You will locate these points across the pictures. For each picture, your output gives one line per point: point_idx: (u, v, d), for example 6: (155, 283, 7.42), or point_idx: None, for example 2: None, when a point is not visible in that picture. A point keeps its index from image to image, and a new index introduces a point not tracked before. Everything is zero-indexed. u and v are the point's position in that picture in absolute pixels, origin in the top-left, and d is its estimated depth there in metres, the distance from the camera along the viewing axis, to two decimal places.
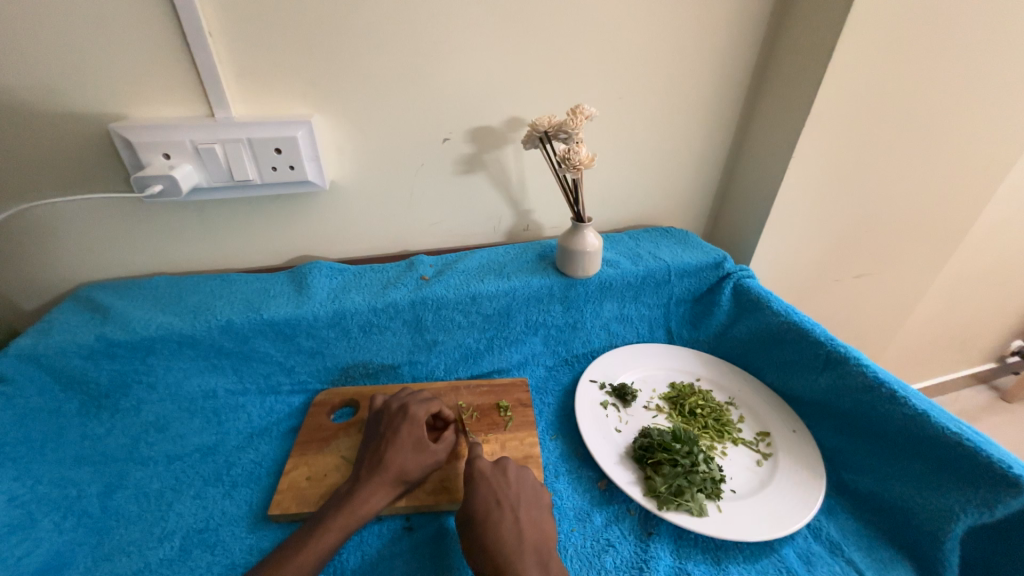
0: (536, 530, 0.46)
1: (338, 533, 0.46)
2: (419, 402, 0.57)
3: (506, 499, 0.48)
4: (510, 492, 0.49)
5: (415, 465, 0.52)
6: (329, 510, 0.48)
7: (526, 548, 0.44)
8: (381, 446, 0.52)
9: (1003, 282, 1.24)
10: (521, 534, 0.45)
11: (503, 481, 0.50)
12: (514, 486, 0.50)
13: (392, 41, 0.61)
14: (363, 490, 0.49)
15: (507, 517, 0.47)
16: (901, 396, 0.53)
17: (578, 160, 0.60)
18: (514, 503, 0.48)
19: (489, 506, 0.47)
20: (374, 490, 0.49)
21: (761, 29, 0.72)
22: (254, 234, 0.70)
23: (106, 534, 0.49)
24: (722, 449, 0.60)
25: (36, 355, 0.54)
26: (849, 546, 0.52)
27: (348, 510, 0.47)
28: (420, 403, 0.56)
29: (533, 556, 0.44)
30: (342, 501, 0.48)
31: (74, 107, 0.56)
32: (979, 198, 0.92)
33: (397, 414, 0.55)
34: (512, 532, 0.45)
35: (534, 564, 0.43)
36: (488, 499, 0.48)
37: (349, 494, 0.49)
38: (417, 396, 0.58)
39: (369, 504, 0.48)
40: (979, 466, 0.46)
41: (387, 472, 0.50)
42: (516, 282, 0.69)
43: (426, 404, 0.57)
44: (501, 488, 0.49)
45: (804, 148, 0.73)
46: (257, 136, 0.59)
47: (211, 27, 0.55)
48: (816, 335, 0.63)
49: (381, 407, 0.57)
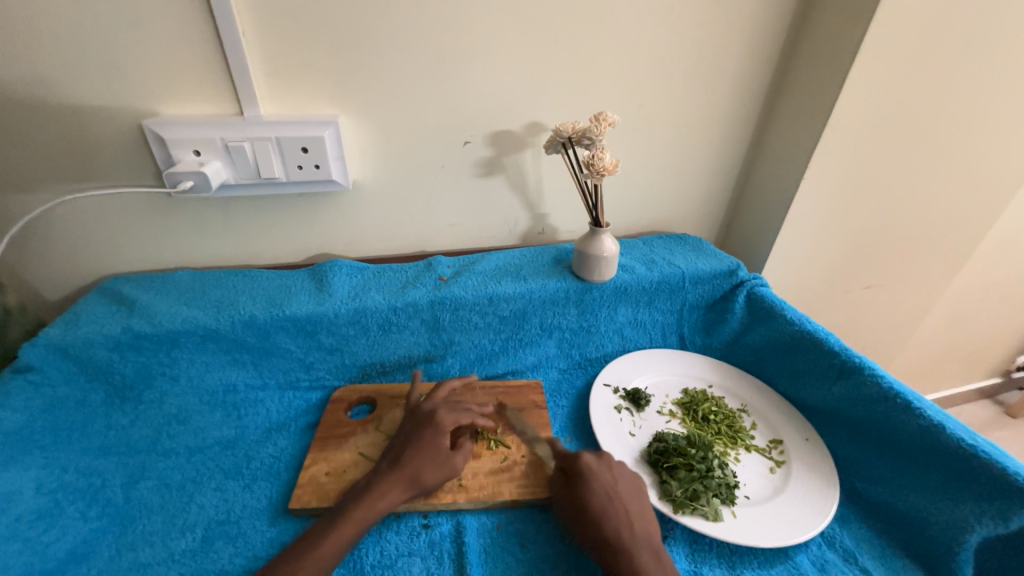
0: (647, 520, 0.49)
1: (356, 527, 0.46)
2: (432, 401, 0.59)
3: (615, 492, 0.50)
4: (620, 485, 0.51)
5: (435, 466, 0.52)
6: (349, 504, 0.48)
7: (640, 539, 0.47)
8: (402, 447, 0.53)
9: (1011, 297, 1.24)
10: (632, 524, 0.48)
11: (615, 477, 0.51)
12: (620, 479, 0.51)
13: (419, 45, 0.62)
14: (379, 485, 0.49)
15: (619, 507, 0.49)
16: (915, 407, 0.54)
17: (602, 166, 0.62)
18: (625, 497, 0.50)
19: (602, 501, 0.49)
20: (389, 485, 0.49)
21: (778, 42, 0.73)
22: (276, 231, 0.70)
23: (129, 524, 0.50)
24: (735, 455, 0.61)
25: (63, 345, 0.55)
26: (862, 555, 0.52)
27: (366, 504, 0.48)
28: (447, 409, 0.56)
29: (648, 547, 0.47)
30: (360, 496, 0.49)
31: (109, 104, 0.57)
32: (990, 213, 0.93)
33: (422, 417, 0.55)
34: (625, 523, 0.48)
35: (650, 557, 0.46)
36: (600, 492, 0.50)
37: (367, 487, 0.49)
38: (429, 396, 0.59)
39: (385, 500, 0.48)
40: (996, 478, 0.47)
41: (405, 470, 0.51)
42: (533, 285, 0.70)
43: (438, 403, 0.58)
44: (609, 481, 0.51)
45: (819, 160, 0.74)
46: (285, 135, 0.61)
47: (245, 28, 0.56)
48: (830, 345, 0.63)
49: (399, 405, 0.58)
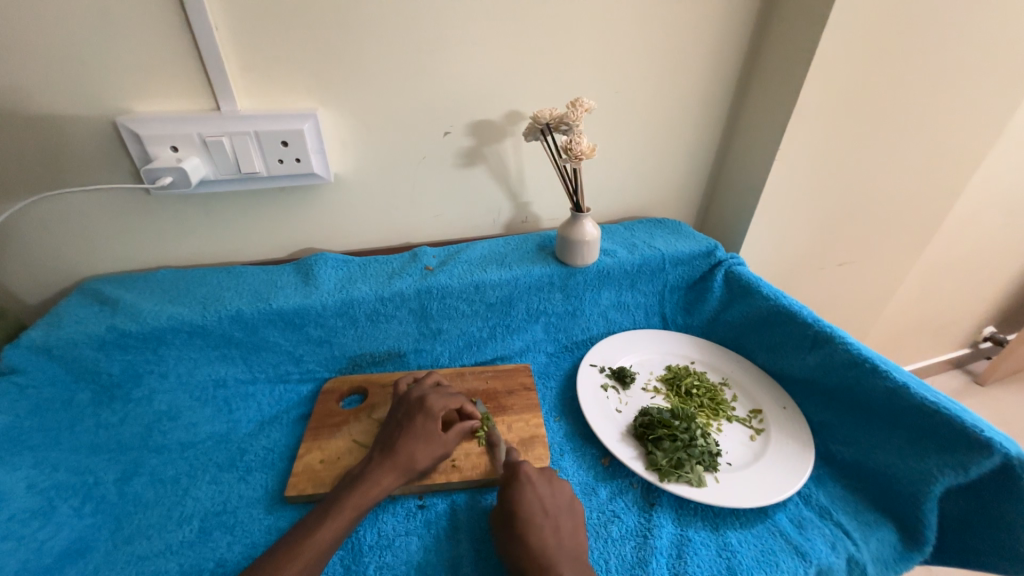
0: (575, 538, 0.48)
1: (351, 514, 0.47)
2: (438, 395, 0.57)
3: (552, 510, 0.49)
4: (555, 500, 0.50)
5: (426, 454, 0.52)
6: (344, 491, 0.49)
7: (564, 557, 0.46)
8: (396, 433, 0.53)
9: (976, 270, 1.30)
10: (559, 542, 0.47)
11: (552, 491, 0.51)
12: (554, 492, 0.51)
13: (396, 37, 0.63)
14: (374, 472, 0.50)
15: (551, 523, 0.48)
16: (882, 370, 0.57)
17: (580, 150, 0.63)
18: (555, 512, 0.49)
19: (533, 513, 0.48)
20: (384, 472, 0.50)
21: (748, 26, 0.75)
22: (259, 227, 0.70)
23: (125, 519, 0.51)
24: (717, 425, 0.63)
25: (46, 346, 0.55)
26: (837, 510, 0.55)
27: (360, 493, 0.48)
28: (438, 394, 0.57)
29: (570, 565, 0.45)
30: (354, 482, 0.49)
31: (81, 103, 0.56)
32: (953, 189, 0.97)
33: (414, 404, 0.56)
34: (553, 540, 0.47)
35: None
36: (535, 502, 0.49)
37: (361, 476, 0.50)
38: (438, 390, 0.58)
39: (380, 486, 0.49)
40: (956, 431, 0.50)
41: (398, 459, 0.51)
42: (518, 271, 0.71)
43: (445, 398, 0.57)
44: (544, 493, 0.50)
45: (789, 141, 0.76)
46: (264, 129, 0.61)
47: (218, 22, 0.56)
48: (804, 316, 0.66)
49: (404, 395, 0.58)
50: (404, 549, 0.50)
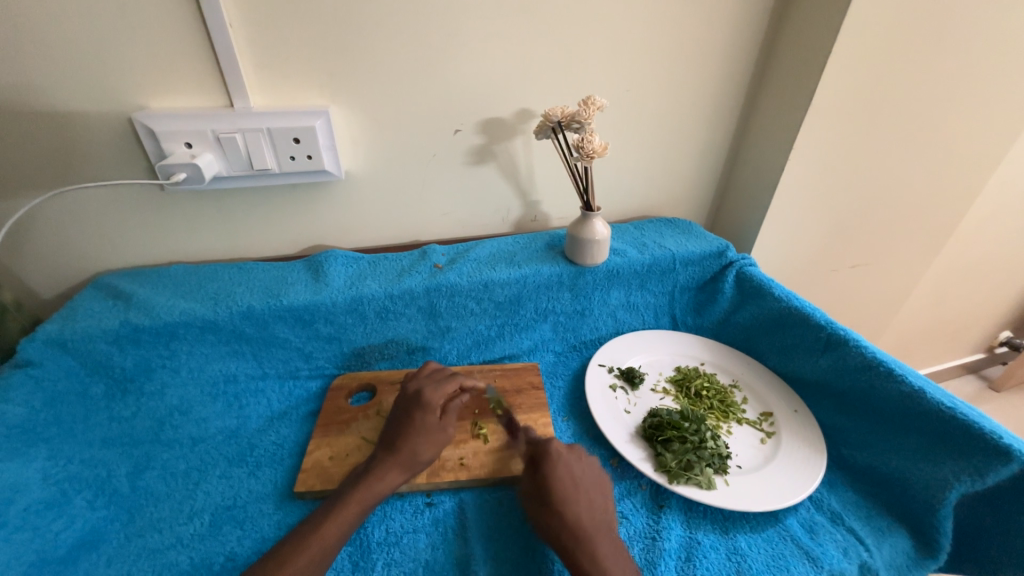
0: (606, 515, 0.49)
1: (354, 511, 0.47)
2: (433, 386, 0.57)
3: (583, 485, 0.50)
4: (585, 475, 0.51)
5: (426, 448, 0.53)
6: (347, 489, 0.50)
7: (600, 531, 0.47)
8: (396, 428, 0.54)
9: (993, 273, 1.28)
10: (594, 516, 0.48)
11: (582, 468, 0.52)
12: (584, 469, 0.52)
13: (408, 34, 0.63)
14: (375, 469, 0.51)
15: (583, 498, 0.49)
16: (897, 374, 0.56)
17: (591, 149, 0.63)
18: (588, 489, 0.50)
19: (568, 490, 0.49)
20: (385, 468, 0.51)
21: (763, 24, 0.74)
22: (269, 223, 0.71)
23: (137, 512, 0.51)
24: (727, 428, 0.63)
25: (61, 340, 0.56)
26: (849, 516, 0.54)
27: (362, 490, 0.49)
28: (435, 388, 0.57)
29: (608, 540, 0.46)
30: (357, 480, 0.50)
31: (97, 100, 0.57)
32: (972, 190, 0.95)
33: (412, 396, 0.56)
34: (588, 515, 0.47)
35: (609, 550, 0.45)
36: (568, 478, 0.50)
37: (363, 473, 0.51)
38: (433, 379, 0.58)
39: (382, 482, 0.50)
40: (973, 438, 0.49)
41: (398, 454, 0.52)
42: (527, 270, 0.71)
43: (441, 388, 0.57)
44: (575, 470, 0.51)
45: (803, 141, 0.75)
46: (276, 126, 0.61)
47: (232, 20, 0.56)
48: (817, 319, 0.65)
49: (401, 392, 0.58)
50: (411, 546, 0.50)
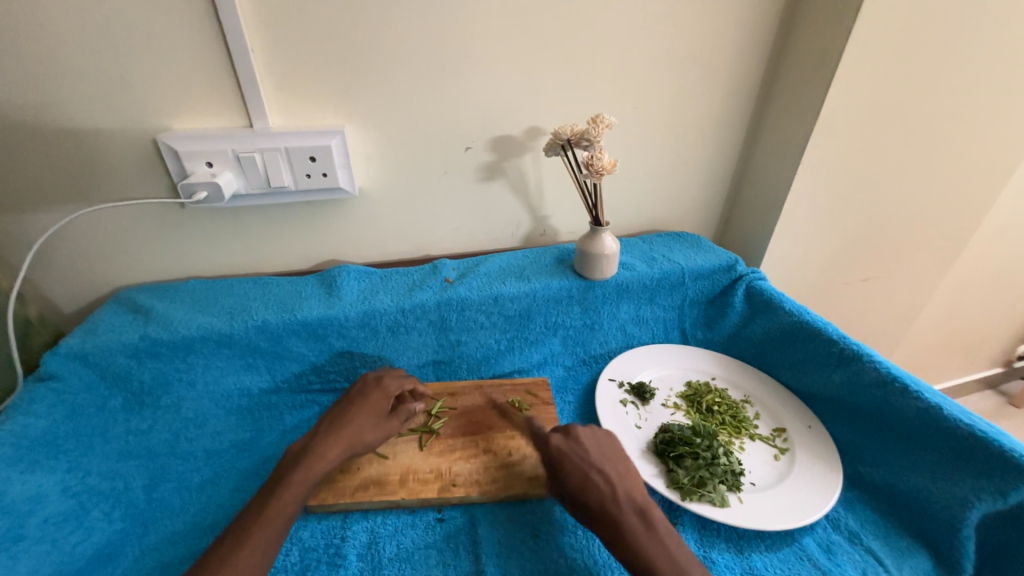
0: (628, 484, 0.49)
1: (298, 489, 0.48)
2: (392, 376, 0.63)
3: (595, 463, 0.51)
4: (594, 453, 0.52)
5: (373, 430, 0.56)
6: (288, 468, 0.50)
7: (622, 504, 0.47)
8: (346, 408, 0.57)
9: (1009, 286, 1.26)
10: (614, 491, 0.48)
11: (593, 445, 0.53)
12: (592, 449, 0.52)
13: (423, 56, 0.65)
14: (318, 446, 0.52)
15: (597, 475, 0.50)
16: (913, 390, 0.55)
17: (601, 166, 0.64)
18: (600, 466, 0.50)
19: (581, 478, 0.49)
20: (330, 444, 0.52)
21: (767, 43, 0.76)
22: (284, 239, 0.72)
23: (152, 525, 0.52)
24: (740, 444, 0.62)
25: (83, 353, 0.57)
26: (867, 536, 0.53)
27: (305, 466, 0.50)
28: (392, 377, 0.62)
29: (633, 509, 0.47)
30: (300, 457, 0.51)
31: (126, 121, 0.59)
32: (984, 203, 0.95)
33: (369, 382, 0.61)
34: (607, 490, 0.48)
35: (635, 519, 0.46)
36: (578, 463, 0.51)
37: (304, 449, 0.52)
38: (392, 371, 0.64)
39: (325, 458, 0.51)
40: (993, 455, 0.48)
41: (347, 432, 0.54)
42: (536, 284, 0.71)
43: (399, 378, 0.63)
44: (582, 456, 0.51)
45: (810, 156, 0.76)
46: (294, 145, 0.63)
47: (254, 45, 0.59)
48: (828, 333, 0.65)
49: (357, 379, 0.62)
50: (423, 562, 0.50)
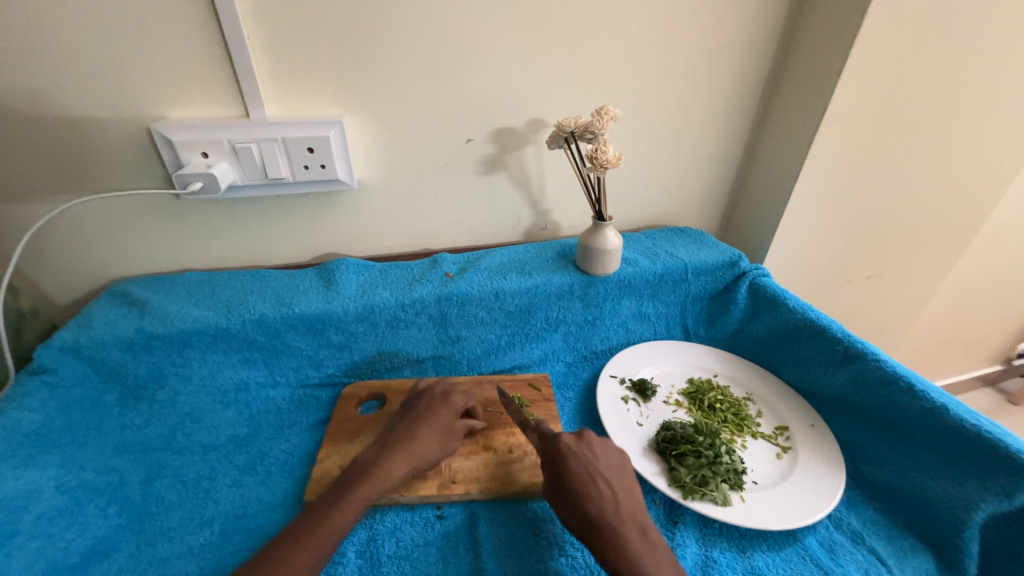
0: (630, 498, 0.47)
1: (359, 507, 0.45)
2: (460, 391, 0.58)
3: (600, 473, 0.48)
4: (602, 463, 0.49)
5: (438, 448, 0.53)
6: (350, 482, 0.47)
7: (625, 517, 0.46)
8: (414, 421, 0.53)
9: (1012, 283, 1.25)
10: (617, 502, 0.46)
11: (601, 455, 0.50)
12: (602, 457, 0.50)
13: (423, 44, 0.63)
14: (384, 461, 0.48)
15: (602, 487, 0.47)
16: (918, 389, 0.55)
17: (604, 159, 0.63)
18: (608, 475, 0.48)
19: (585, 480, 0.48)
20: (396, 462, 0.49)
21: (775, 35, 0.74)
22: (281, 231, 0.71)
23: (148, 520, 0.51)
24: (742, 442, 0.62)
25: (77, 347, 0.56)
26: (870, 536, 0.53)
27: (372, 484, 0.46)
28: (460, 393, 0.58)
29: (635, 527, 0.45)
30: (365, 472, 0.47)
31: (118, 110, 0.58)
32: (990, 200, 0.94)
33: (437, 395, 0.56)
34: (610, 501, 0.46)
35: (637, 537, 0.44)
36: (583, 470, 0.48)
37: (370, 465, 0.48)
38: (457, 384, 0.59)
39: (392, 478, 0.48)
40: (999, 457, 0.47)
41: (415, 450, 0.50)
42: (538, 279, 0.70)
43: (465, 394, 0.58)
44: (591, 460, 0.49)
45: (817, 151, 0.74)
46: (292, 136, 0.62)
47: (250, 32, 0.57)
48: (833, 331, 0.64)
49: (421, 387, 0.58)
50: (423, 560, 0.49)
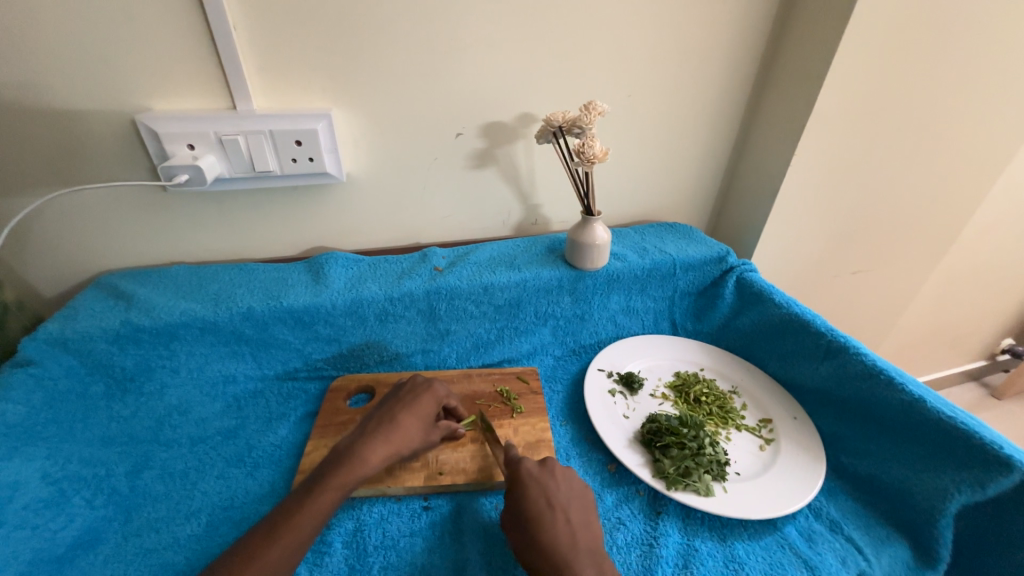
0: (586, 532, 0.47)
1: (335, 494, 0.45)
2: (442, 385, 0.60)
3: (559, 501, 0.48)
4: (561, 492, 0.49)
5: (418, 436, 0.53)
6: (327, 468, 0.47)
7: (581, 551, 0.45)
8: (396, 409, 0.53)
9: (996, 279, 1.27)
10: (574, 536, 0.46)
11: (561, 484, 0.50)
12: (562, 485, 0.50)
13: (412, 37, 0.63)
14: (362, 448, 0.48)
15: (559, 516, 0.47)
16: (898, 382, 0.56)
17: (592, 154, 0.63)
18: (565, 505, 0.48)
19: (542, 508, 0.47)
20: (373, 448, 0.49)
21: (765, 31, 0.74)
22: (270, 224, 0.71)
23: (135, 511, 0.51)
24: (726, 434, 0.63)
25: (62, 339, 0.56)
26: (848, 525, 0.54)
27: (347, 469, 0.47)
28: (441, 385, 0.59)
29: (590, 560, 0.44)
30: (341, 458, 0.48)
31: (102, 101, 0.57)
32: (975, 197, 0.95)
33: (420, 384, 0.57)
34: (565, 534, 0.46)
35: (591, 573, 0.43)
36: (540, 499, 0.48)
37: (347, 450, 0.48)
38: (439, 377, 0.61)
39: (367, 464, 0.48)
40: (973, 447, 0.49)
41: (394, 436, 0.51)
42: (527, 274, 0.71)
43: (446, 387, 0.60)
44: (551, 488, 0.49)
45: (804, 148, 0.75)
46: (279, 128, 0.61)
47: (236, 22, 0.56)
48: (817, 325, 0.65)
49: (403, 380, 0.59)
50: (410, 550, 0.50)
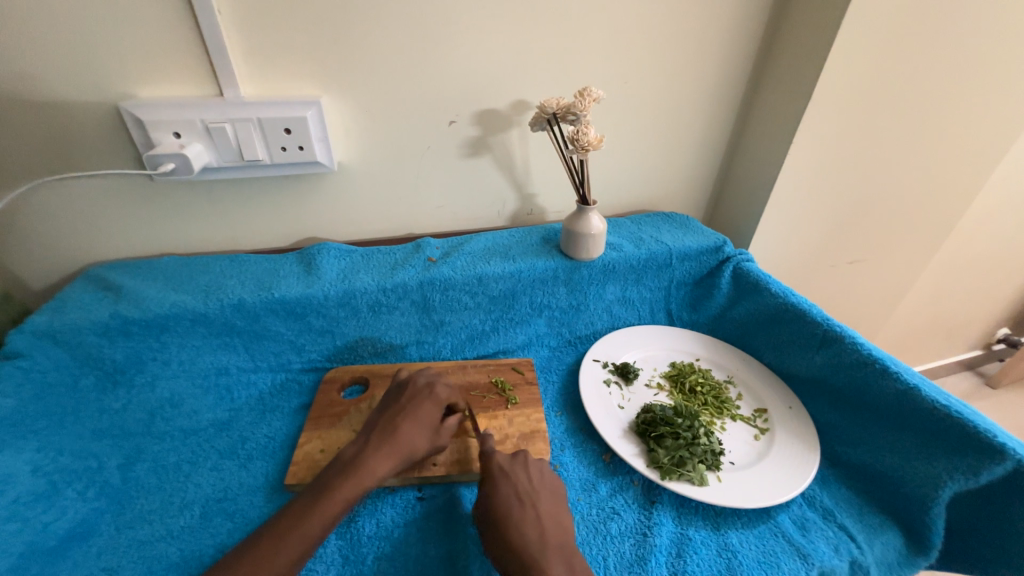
0: (557, 527, 0.47)
1: (345, 503, 0.45)
2: (443, 384, 0.58)
3: (530, 498, 0.48)
4: (531, 488, 0.49)
5: (425, 441, 0.53)
6: (336, 478, 0.46)
7: (551, 549, 0.44)
8: (398, 416, 0.53)
9: (994, 269, 1.27)
10: (544, 533, 0.45)
11: (531, 480, 0.50)
12: (533, 480, 0.50)
13: (402, 21, 0.61)
14: (370, 458, 0.48)
15: (529, 511, 0.47)
16: (893, 371, 0.56)
17: (587, 141, 0.62)
18: (536, 500, 0.48)
19: (511, 503, 0.47)
20: (381, 458, 0.48)
21: (766, 15, 0.73)
22: (261, 214, 0.70)
23: (127, 503, 0.51)
24: (721, 424, 0.63)
25: (51, 331, 0.55)
26: (841, 513, 0.54)
27: (356, 482, 0.46)
28: (441, 385, 0.58)
29: (560, 557, 0.44)
30: (349, 468, 0.47)
31: (83, 87, 0.56)
32: (975, 185, 0.94)
33: (421, 387, 0.56)
34: (535, 531, 0.45)
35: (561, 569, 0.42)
36: (510, 496, 0.48)
37: (356, 460, 0.48)
38: (440, 376, 0.60)
39: (375, 473, 0.47)
40: (967, 435, 0.49)
41: (398, 442, 0.50)
42: (522, 264, 0.70)
43: (448, 386, 0.59)
44: (520, 484, 0.49)
45: (801, 135, 0.74)
46: (267, 115, 0.60)
47: (220, 5, 0.55)
48: (813, 315, 0.65)
49: (405, 380, 0.58)
50: (405, 543, 0.50)
